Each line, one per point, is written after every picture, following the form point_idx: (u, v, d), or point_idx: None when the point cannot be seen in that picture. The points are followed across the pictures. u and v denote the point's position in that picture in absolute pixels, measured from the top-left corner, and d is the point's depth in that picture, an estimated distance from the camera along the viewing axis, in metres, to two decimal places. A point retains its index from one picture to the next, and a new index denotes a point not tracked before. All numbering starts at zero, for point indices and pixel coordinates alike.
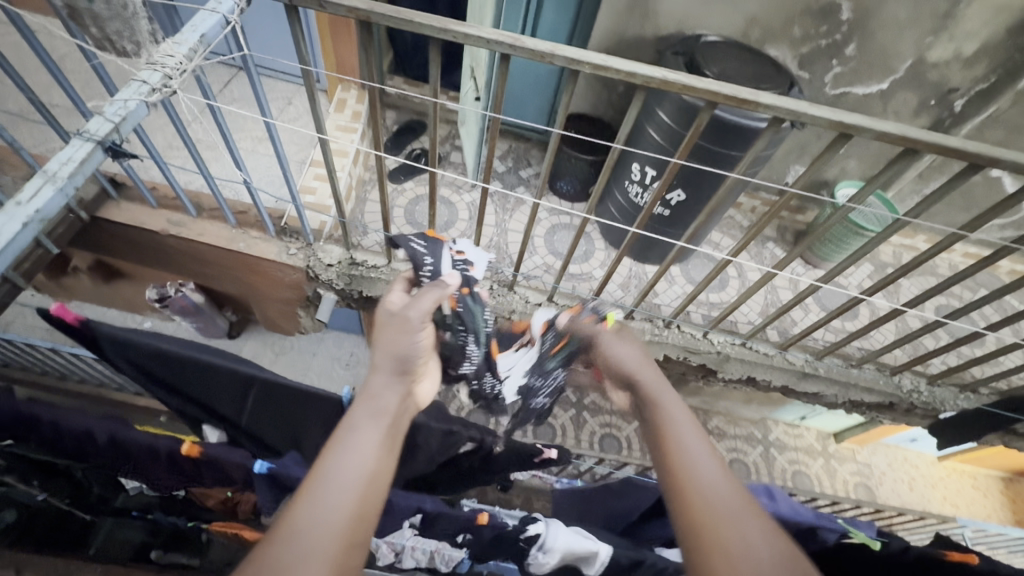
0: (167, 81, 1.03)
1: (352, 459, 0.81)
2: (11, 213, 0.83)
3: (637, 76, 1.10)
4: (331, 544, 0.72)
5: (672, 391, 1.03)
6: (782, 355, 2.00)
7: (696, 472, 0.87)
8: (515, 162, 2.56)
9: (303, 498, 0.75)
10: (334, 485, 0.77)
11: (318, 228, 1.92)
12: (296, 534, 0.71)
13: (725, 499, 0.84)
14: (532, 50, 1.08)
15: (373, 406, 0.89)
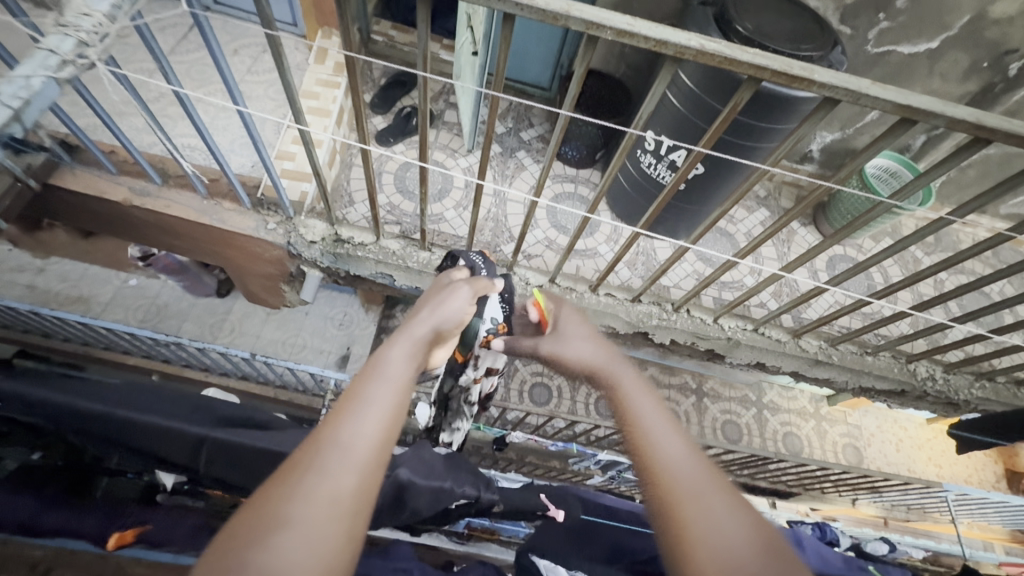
0: (81, 49, 0.92)
1: (391, 387, 0.71)
2: None
3: (669, 45, 0.90)
4: (368, 466, 0.63)
5: (641, 379, 0.87)
6: (794, 341, 1.89)
7: (659, 452, 0.74)
8: (515, 122, 2.33)
9: (344, 415, 0.66)
10: (371, 405, 0.68)
11: (298, 201, 1.74)
12: (331, 446, 0.62)
13: (698, 485, 0.70)
14: (542, 11, 0.87)
15: (409, 339, 0.81)
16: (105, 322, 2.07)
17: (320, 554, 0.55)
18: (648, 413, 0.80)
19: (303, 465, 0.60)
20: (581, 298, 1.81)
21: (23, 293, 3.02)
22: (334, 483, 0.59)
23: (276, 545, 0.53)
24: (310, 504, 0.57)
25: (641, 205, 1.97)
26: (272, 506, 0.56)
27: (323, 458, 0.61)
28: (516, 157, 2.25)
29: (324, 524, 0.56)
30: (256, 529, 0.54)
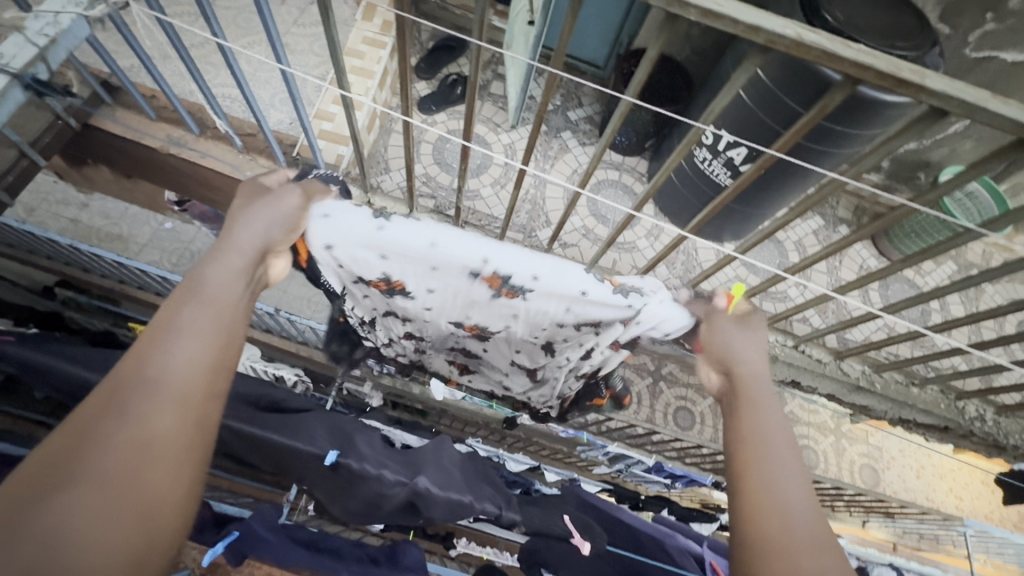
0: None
1: (207, 307, 0.69)
2: None
3: (760, 32, 0.79)
4: (175, 402, 0.60)
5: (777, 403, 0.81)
6: (836, 363, 1.78)
7: (777, 488, 0.69)
8: (564, 99, 2.22)
9: (149, 350, 0.62)
10: (182, 333, 0.65)
11: (334, 164, 1.69)
12: (127, 392, 0.58)
13: (808, 533, 0.65)
14: None
15: (234, 253, 0.76)
16: (141, 266, 2.11)
17: (130, 494, 0.53)
18: (776, 442, 0.74)
19: (97, 411, 0.56)
20: None
21: (65, 226, 3.11)
22: (145, 426, 0.57)
23: (76, 493, 0.51)
24: (104, 454, 0.54)
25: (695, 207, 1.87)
26: (52, 459, 0.53)
27: (125, 398, 0.58)
28: (560, 138, 2.14)
29: (129, 459, 0.54)
30: (44, 487, 0.51)
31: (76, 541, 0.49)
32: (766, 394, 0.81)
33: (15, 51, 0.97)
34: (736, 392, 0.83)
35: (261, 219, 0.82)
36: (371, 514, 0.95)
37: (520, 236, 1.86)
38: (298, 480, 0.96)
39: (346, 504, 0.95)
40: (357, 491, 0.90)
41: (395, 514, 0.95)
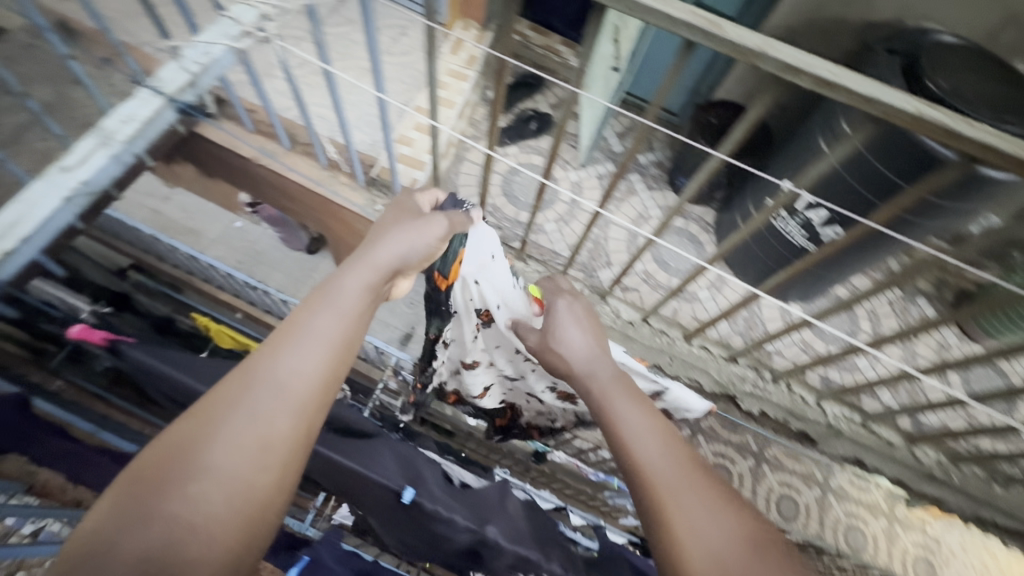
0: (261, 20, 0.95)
1: (332, 325, 0.83)
2: (58, 184, 1.13)
3: (875, 105, 0.77)
4: (288, 409, 0.74)
5: (622, 386, 0.94)
6: (908, 448, 1.64)
7: (640, 458, 0.81)
8: (635, 142, 2.23)
9: (278, 355, 0.78)
10: (306, 345, 0.80)
11: (409, 186, 1.75)
12: (252, 394, 0.73)
13: (674, 482, 0.78)
14: (733, 45, 0.77)
15: (365, 269, 0.90)
16: (216, 261, 2.27)
17: (246, 480, 0.67)
18: (629, 422, 0.87)
19: (225, 406, 0.71)
20: (673, 345, 1.67)
21: (149, 216, 3.34)
22: (263, 429, 0.71)
23: (204, 477, 0.65)
24: (232, 442, 0.68)
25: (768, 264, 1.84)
26: (194, 438, 0.68)
27: (253, 397, 0.73)
28: (628, 180, 2.15)
29: (249, 452, 0.69)
30: (182, 463, 0.65)
31: (206, 507, 0.63)
32: (605, 379, 0.95)
33: (172, 79, 1.26)
34: (581, 390, 0.97)
35: (398, 237, 0.94)
36: (429, 550, 0.93)
37: (581, 274, 1.85)
38: (353, 502, 0.91)
39: (403, 533, 0.91)
40: (422, 529, 0.86)
41: (456, 555, 0.91)
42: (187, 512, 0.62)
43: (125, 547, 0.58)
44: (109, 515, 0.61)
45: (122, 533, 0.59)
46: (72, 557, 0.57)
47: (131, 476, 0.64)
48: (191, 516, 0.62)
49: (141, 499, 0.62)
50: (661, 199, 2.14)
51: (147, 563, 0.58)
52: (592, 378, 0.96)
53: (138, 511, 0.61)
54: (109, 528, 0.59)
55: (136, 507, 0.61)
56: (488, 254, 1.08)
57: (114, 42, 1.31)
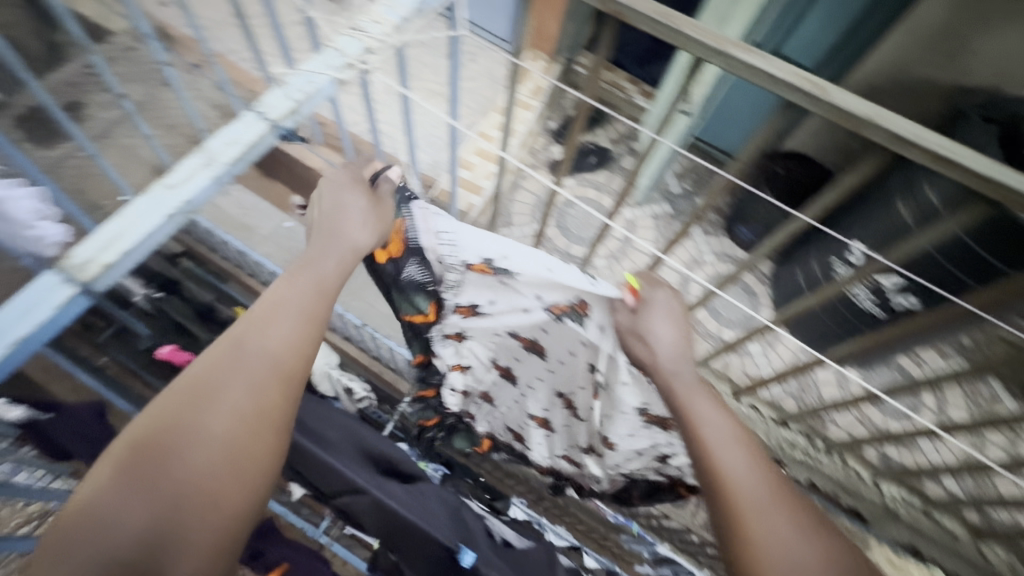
0: (367, 56, 0.77)
1: (302, 300, 0.82)
2: (156, 199, 0.69)
3: (992, 184, 0.72)
4: (273, 381, 0.74)
5: (706, 391, 0.86)
6: (973, 542, 1.43)
7: (727, 470, 0.77)
8: (693, 185, 2.20)
9: (256, 330, 0.76)
10: (283, 320, 0.78)
11: (465, 210, 1.77)
12: (236, 368, 0.73)
13: (759, 498, 0.75)
14: (840, 111, 0.73)
15: (333, 248, 0.88)
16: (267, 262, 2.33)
17: (237, 449, 0.69)
18: (715, 429, 0.81)
19: (208, 382, 0.71)
20: (719, 400, 1.59)
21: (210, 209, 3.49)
22: (245, 403, 0.71)
23: (194, 449, 0.67)
24: (221, 413, 0.69)
25: (829, 328, 1.77)
26: (182, 415, 0.68)
27: (235, 372, 0.73)
28: (683, 223, 2.11)
29: (237, 424, 0.70)
30: (172, 437, 0.66)
31: (200, 477, 0.65)
32: (690, 379, 0.87)
33: None
34: (661, 386, 0.88)
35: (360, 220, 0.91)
36: None
37: None
38: (391, 547, 0.84)
39: None
40: None
41: None
42: (184, 484, 0.65)
43: (127, 518, 0.61)
44: (104, 492, 0.62)
45: (123, 506, 0.61)
46: (77, 532, 0.60)
47: (119, 454, 0.65)
48: (185, 486, 0.64)
49: (139, 474, 0.63)
50: (717, 244, 2.11)
51: (152, 534, 0.61)
52: (674, 379, 0.87)
53: (134, 487, 0.62)
54: (107, 504, 0.61)
55: (133, 482, 0.63)
56: (499, 252, 0.90)
57: (207, 54, 1.38)
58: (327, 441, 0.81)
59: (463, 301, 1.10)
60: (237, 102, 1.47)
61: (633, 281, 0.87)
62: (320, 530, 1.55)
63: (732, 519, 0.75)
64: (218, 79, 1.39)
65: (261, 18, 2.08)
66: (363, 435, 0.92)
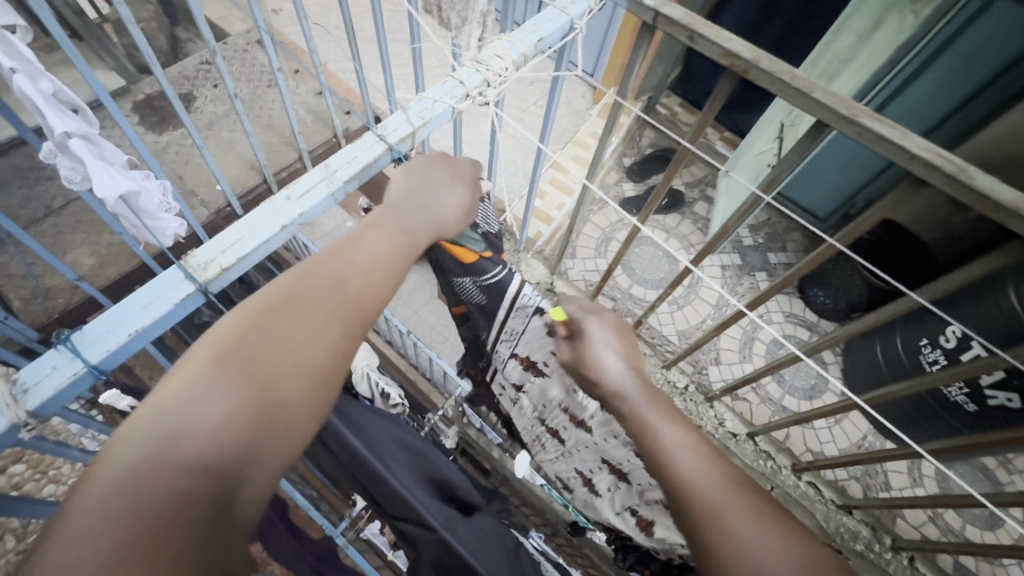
0: (485, 88, 0.80)
1: (386, 240, 0.75)
2: (277, 210, 0.73)
3: None
4: (364, 315, 0.68)
5: (665, 407, 0.77)
6: None
7: (681, 481, 0.67)
8: (767, 239, 2.11)
9: (340, 261, 0.69)
10: (365, 256, 0.71)
11: (533, 237, 1.77)
12: (330, 290, 0.66)
13: (730, 507, 0.63)
14: (982, 196, 0.67)
15: (411, 199, 0.80)
16: None
17: (312, 375, 0.60)
18: (665, 440, 0.71)
19: (295, 303, 0.63)
20: (777, 474, 1.48)
21: None
22: (328, 330, 0.63)
23: (275, 361, 0.58)
24: (306, 332, 0.61)
25: (907, 411, 1.64)
26: (276, 322, 0.60)
27: (320, 297, 0.65)
28: (753, 277, 2.03)
29: (317, 350, 0.61)
30: (254, 345, 0.58)
31: (282, 393, 0.57)
32: (637, 397, 0.78)
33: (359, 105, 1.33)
34: (615, 413, 0.80)
35: (444, 188, 0.83)
36: None
37: (687, 366, 1.74)
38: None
39: None
40: None
41: None
42: (274, 389, 0.56)
43: (213, 419, 0.51)
44: (189, 385, 0.52)
45: (200, 405, 0.52)
46: (154, 426, 0.50)
47: (208, 348, 0.56)
48: (265, 400, 0.55)
49: (230, 374, 0.55)
50: (787, 304, 2.01)
51: (237, 444, 0.52)
52: (620, 400, 0.79)
53: (225, 385, 0.54)
54: (193, 396, 0.52)
55: (218, 378, 0.54)
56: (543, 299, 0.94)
57: (313, 62, 1.44)
58: (394, 462, 0.79)
59: (523, 351, 1.08)
60: (334, 109, 1.53)
61: (561, 313, 0.89)
62: (339, 531, 1.49)
63: (701, 537, 0.63)
64: (322, 88, 1.45)
65: (362, 33, 2.19)
66: (426, 457, 0.90)
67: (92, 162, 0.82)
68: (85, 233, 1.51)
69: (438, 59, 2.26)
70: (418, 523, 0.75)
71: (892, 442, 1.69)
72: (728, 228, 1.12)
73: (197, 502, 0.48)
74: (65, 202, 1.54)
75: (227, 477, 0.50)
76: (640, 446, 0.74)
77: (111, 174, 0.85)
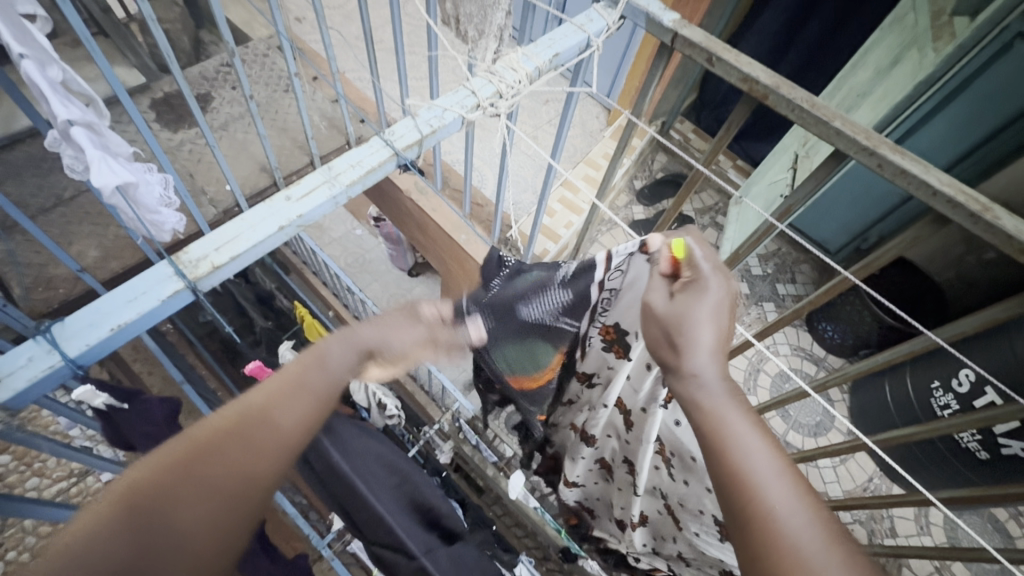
0: (497, 100, 0.79)
1: (330, 376, 0.66)
2: (274, 210, 0.71)
3: None
4: (299, 451, 0.61)
5: (754, 413, 0.59)
6: None
7: (764, 504, 0.52)
8: (776, 269, 2.08)
9: (282, 398, 0.61)
10: (305, 393, 0.63)
11: (539, 254, 1.75)
12: (260, 435, 0.58)
13: (818, 556, 0.49)
14: (1005, 236, 0.64)
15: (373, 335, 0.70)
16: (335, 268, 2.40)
17: (212, 525, 0.52)
18: (749, 450, 0.56)
19: (220, 444, 0.56)
20: None
21: None
22: (245, 473, 0.56)
23: (178, 510, 0.51)
24: (222, 477, 0.54)
25: (916, 455, 1.58)
26: (197, 471, 0.53)
27: (246, 436, 0.57)
28: (760, 307, 2.00)
29: (223, 499, 0.53)
30: (162, 492, 0.51)
31: (178, 543, 0.50)
32: (721, 392, 0.60)
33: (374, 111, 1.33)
34: (680, 398, 0.62)
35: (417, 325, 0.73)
36: None
37: None
38: None
39: None
40: None
41: None
42: (166, 547, 0.50)
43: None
44: (86, 533, 0.47)
45: (83, 560, 0.45)
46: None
47: (120, 484, 0.50)
48: (158, 551, 0.49)
49: (121, 527, 0.48)
50: (793, 336, 1.99)
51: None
52: (695, 388, 0.61)
53: (109, 543, 0.47)
54: (73, 555, 0.45)
55: (111, 535, 0.47)
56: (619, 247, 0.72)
57: (330, 68, 1.45)
58: (377, 483, 0.80)
59: (612, 321, 0.81)
60: (348, 116, 1.53)
61: (684, 248, 0.64)
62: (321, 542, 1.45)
63: None
64: (339, 93, 1.46)
65: (382, 44, 2.22)
66: (411, 478, 0.89)
67: (92, 151, 0.80)
68: (92, 225, 1.51)
69: (454, 74, 2.28)
70: (397, 550, 0.75)
71: (898, 487, 1.63)
72: (736, 258, 1.09)
73: None
74: (75, 193, 1.54)
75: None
76: (711, 453, 0.57)
77: (110, 164, 0.84)
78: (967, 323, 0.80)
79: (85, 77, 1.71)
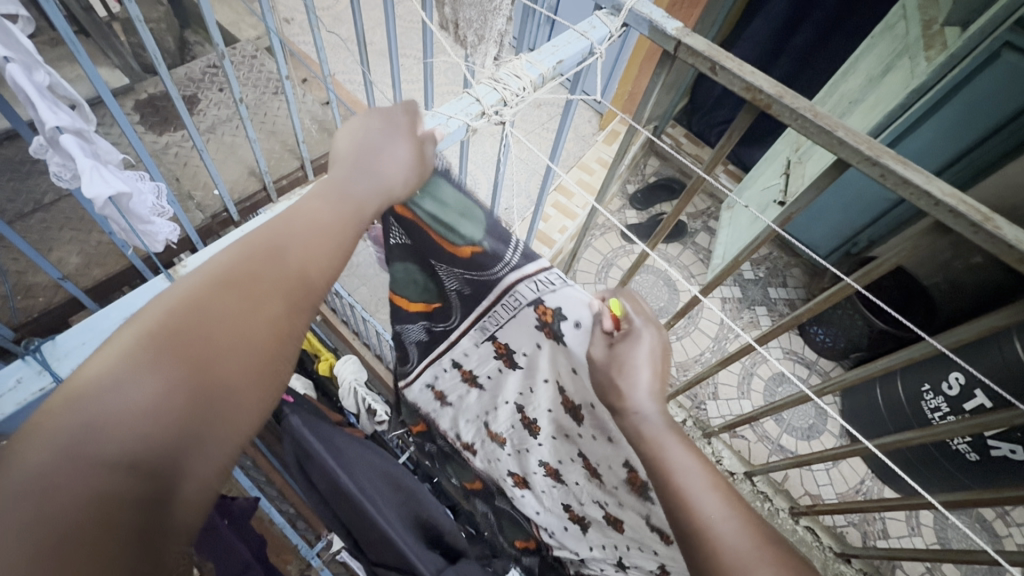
0: (501, 107, 0.77)
1: (343, 213, 0.62)
2: None
3: None
4: (312, 299, 0.56)
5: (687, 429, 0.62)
6: None
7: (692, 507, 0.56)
8: (767, 273, 2.10)
9: (295, 234, 0.57)
10: (316, 229, 0.59)
11: (534, 259, 1.75)
12: (277, 274, 0.54)
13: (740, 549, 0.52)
14: (1008, 248, 0.65)
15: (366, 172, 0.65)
16: None
17: (249, 357, 0.49)
18: (680, 463, 0.59)
19: (241, 281, 0.51)
20: (774, 516, 1.38)
21: None
22: (268, 310, 0.52)
23: (215, 342, 0.47)
24: (248, 312, 0.50)
25: (907, 456, 1.60)
26: (219, 304, 0.49)
27: (262, 274, 0.53)
28: (753, 311, 2.01)
29: (253, 334, 0.50)
30: (193, 330, 0.47)
31: (224, 378, 0.47)
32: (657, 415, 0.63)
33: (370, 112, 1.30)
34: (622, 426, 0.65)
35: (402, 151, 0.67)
36: None
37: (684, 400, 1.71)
38: None
39: None
40: None
41: None
42: (213, 376, 0.46)
43: (144, 418, 0.41)
44: (112, 368, 0.42)
45: (126, 395, 0.41)
46: (61, 422, 0.39)
47: (127, 330, 0.45)
48: (201, 380, 0.45)
49: (159, 357, 0.44)
50: (786, 340, 2.01)
51: (174, 434, 0.42)
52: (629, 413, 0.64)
53: (153, 371, 0.43)
54: (113, 390, 0.41)
55: (150, 367, 0.43)
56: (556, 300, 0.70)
57: (324, 71, 1.42)
58: (385, 500, 0.81)
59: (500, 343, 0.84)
60: (341, 120, 1.50)
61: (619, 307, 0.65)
62: (312, 551, 1.41)
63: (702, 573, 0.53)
64: (333, 96, 1.44)
65: (374, 47, 2.20)
66: (414, 493, 0.89)
67: (83, 159, 0.78)
68: (73, 231, 1.46)
69: (447, 77, 2.27)
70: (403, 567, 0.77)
71: (890, 489, 1.66)
72: (737, 260, 1.06)
73: (126, 503, 0.39)
74: (56, 198, 1.49)
75: (163, 478, 0.41)
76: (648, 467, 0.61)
77: (101, 172, 0.82)
78: (967, 327, 0.78)
79: (67, 78, 1.66)
